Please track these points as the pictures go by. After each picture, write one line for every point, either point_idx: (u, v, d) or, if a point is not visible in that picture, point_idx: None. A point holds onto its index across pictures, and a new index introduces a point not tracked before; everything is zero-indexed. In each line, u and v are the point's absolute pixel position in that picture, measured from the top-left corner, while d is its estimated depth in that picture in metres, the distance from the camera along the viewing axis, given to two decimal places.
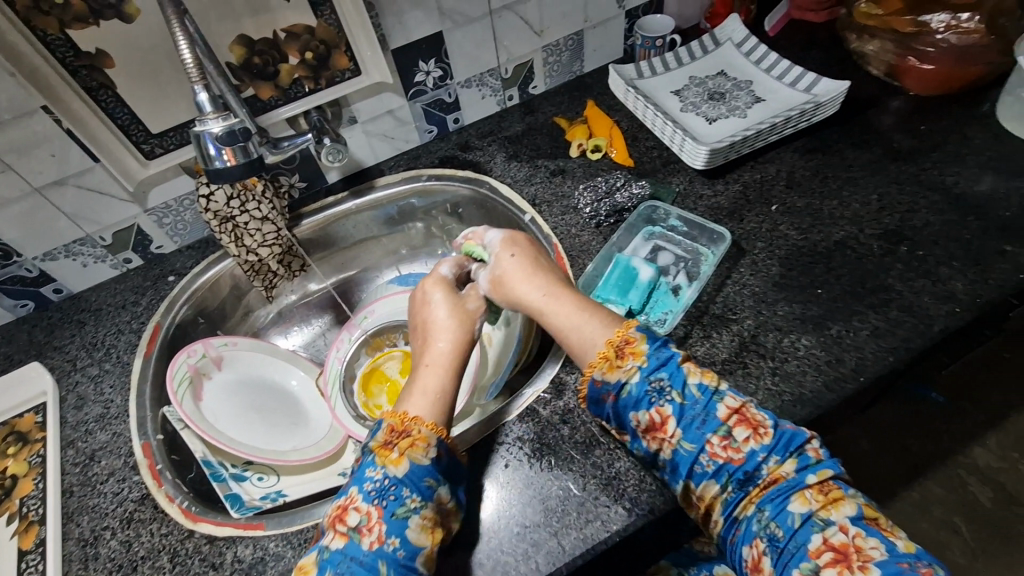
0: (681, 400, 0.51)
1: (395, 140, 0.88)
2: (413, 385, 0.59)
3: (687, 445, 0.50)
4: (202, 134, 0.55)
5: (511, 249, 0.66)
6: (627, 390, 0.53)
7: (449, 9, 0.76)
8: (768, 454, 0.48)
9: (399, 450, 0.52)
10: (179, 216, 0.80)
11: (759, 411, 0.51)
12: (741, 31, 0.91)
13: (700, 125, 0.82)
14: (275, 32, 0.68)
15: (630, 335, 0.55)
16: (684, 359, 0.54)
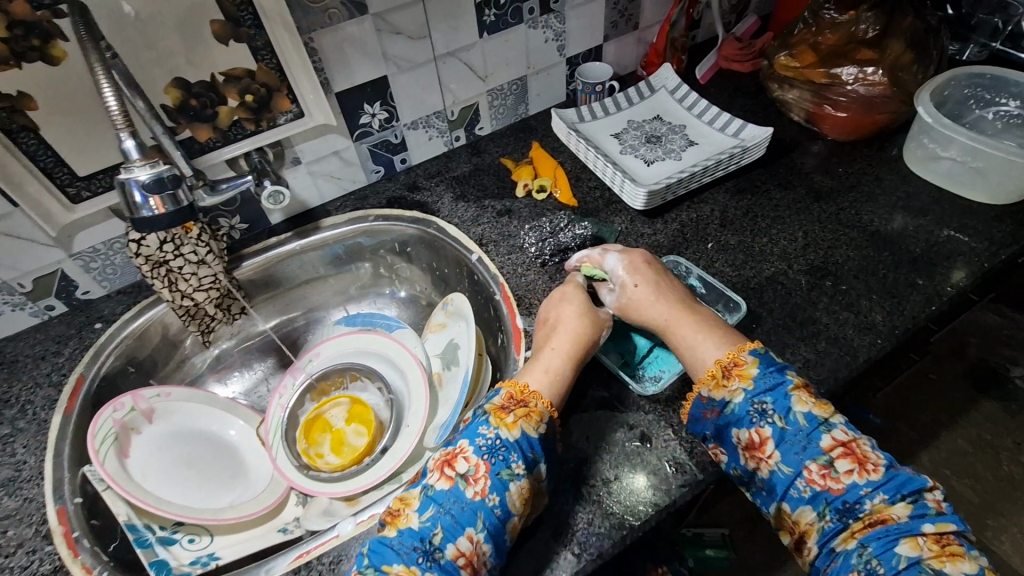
0: (783, 425, 0.53)
1: (341, 181, 0.88)
2: (537, 361, 0.62)
3: (785, 468, 0.52)
4: (128, 181, 0.52)
5: (635, 273, 0.67)
6: (731, 409, 0.56)
7: (392, 55, 0.78)
8: (875, 490, 0.49)
9: (514, 415, 0.56)
10: (108, 260, 0.76)
11: (872, 449, 0.52)
12: (674, 79, 0.97)
13: (639, 167, 0.86)
14: (213, 75, 0.68)
15: (739, 357, 0.57)
16: (795, 387, 0.55)
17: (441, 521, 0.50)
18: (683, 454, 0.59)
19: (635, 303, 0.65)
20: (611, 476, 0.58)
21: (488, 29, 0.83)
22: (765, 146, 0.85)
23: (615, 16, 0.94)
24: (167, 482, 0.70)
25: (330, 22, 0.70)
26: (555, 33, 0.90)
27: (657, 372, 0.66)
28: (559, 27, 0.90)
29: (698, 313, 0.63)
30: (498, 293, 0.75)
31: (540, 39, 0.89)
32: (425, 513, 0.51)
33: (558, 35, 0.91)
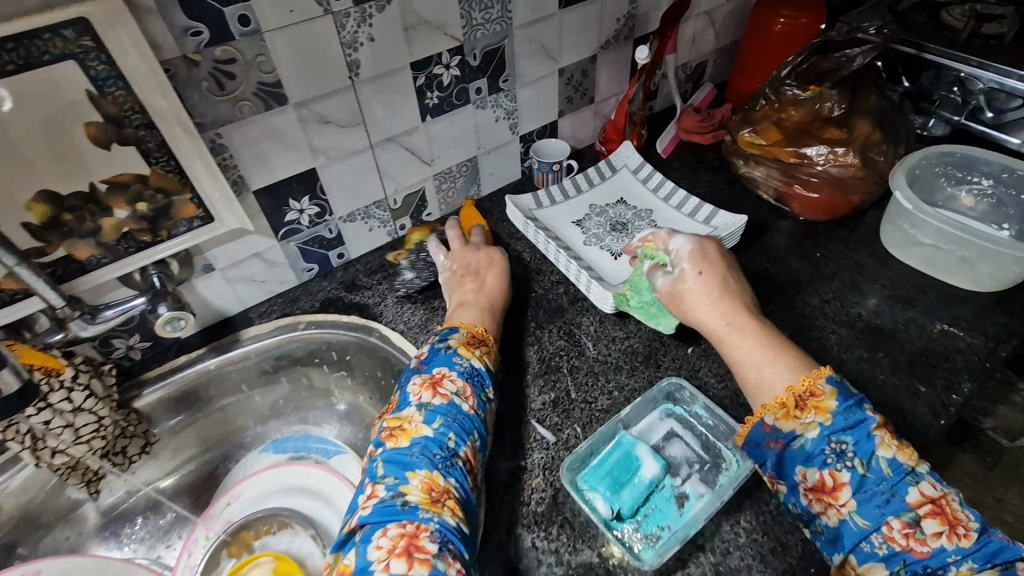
0: (864, 471, 0.47)
1: (266, 284, 0.76)
2: (467, 302, 0.68)
3: (860, 521, 0.46)
4: None
5: (699, 266, 0.61)
6: (802, 446, 0.50)
7: (321, 146, 0.68)
8: (962, 558, 0.43)
9: (480, 350, 0.62)
10: None
11: (962, 508, 0.45)
12: (636, 158, 0.91)
13: (605, 260, 0.79)
14: (94, 183, 0.56)
15: (818, 387, 0.50)
16: (878, 427, 0.49)
17: (452, 429, 0.52)
18: None
19: (693, 300, 0.60)
20: None
21: (431, 112, 0.75)
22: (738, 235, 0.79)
23: (569, 92, 0.88)
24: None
25: (242, 115, 0.60)
26: (506, 111, 0.83)
27: (655, 529, 0.53)
28: (510, 105, 0.82)
29: (764, 325, 0.57)
30: None
31: (490, 119, 0.82)
32: (434, 424, 0.52)
33: (509, 113, 0.83)
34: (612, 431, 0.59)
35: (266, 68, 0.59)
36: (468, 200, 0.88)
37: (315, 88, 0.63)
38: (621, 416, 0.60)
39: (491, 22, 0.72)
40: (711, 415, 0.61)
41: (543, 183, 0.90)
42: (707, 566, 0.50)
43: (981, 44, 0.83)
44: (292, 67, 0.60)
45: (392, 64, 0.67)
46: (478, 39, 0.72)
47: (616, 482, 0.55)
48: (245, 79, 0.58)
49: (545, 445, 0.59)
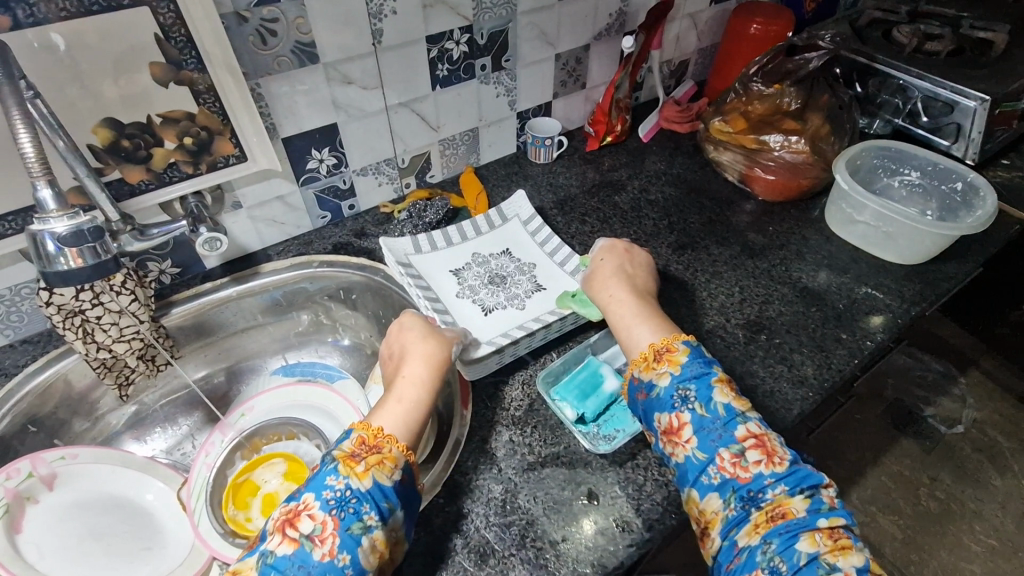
0: (703, 412, 0.55)
1: (285, 225, 0.85)
2: (392, 390, 0.58)
3: (699, 454, 0.54)
4: (42, 233, 0.53)
5: (605, 256, 0.72)
6: (657, 392, 0.58)
7: (343, 103, 0.77)
8: (777, 482, 0.51)
9: (366, 463, 0.51)
10: (12, 307, 0.69)
11: (780, 445, 0.54)
12: (527, 209, 0.91)
13: (474, 314, 0.79)
14: (151, 116, 0.65)
15: (672, 344, 0.60)
16: (718, 379, 0.58)
17: None
18: (631, 511, 0.57)
19: (597, 278, 0.70)
20: (559, 538, 0.55)
21: (441, 82, 0.85)
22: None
23: (563, 76, 0.98)
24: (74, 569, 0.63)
25: (279, 69, 0.69)
26: (507, 89, 0.93)
27: (613, 431, 0.64)
28: (510, 83, 0.93)
29: (645, 302, 0.66)
30: None
31: (492, 94, 0.92)
32: None
33: (509, 91, 0.93)
34: (581, 356, 0.70)
35: (303, 29, 0.68)
36: (468, 167, 0.98)
37: (342, 50, 0.72)
38: (590, 343, 0.71)
39: (498, 6, 0.82)
40: None
41: (536, 158, 1.01)
42: (654, 460, 0.61)
43: (922, 58, 0.96)
44: (324, 29, 0.69)
45: (410, 36, 0.77)
46: (486, 20, 0.82)
47: (582, 393, 0.65)
48: (285, 37, 0.67)
49: (525, 365, 0.70)
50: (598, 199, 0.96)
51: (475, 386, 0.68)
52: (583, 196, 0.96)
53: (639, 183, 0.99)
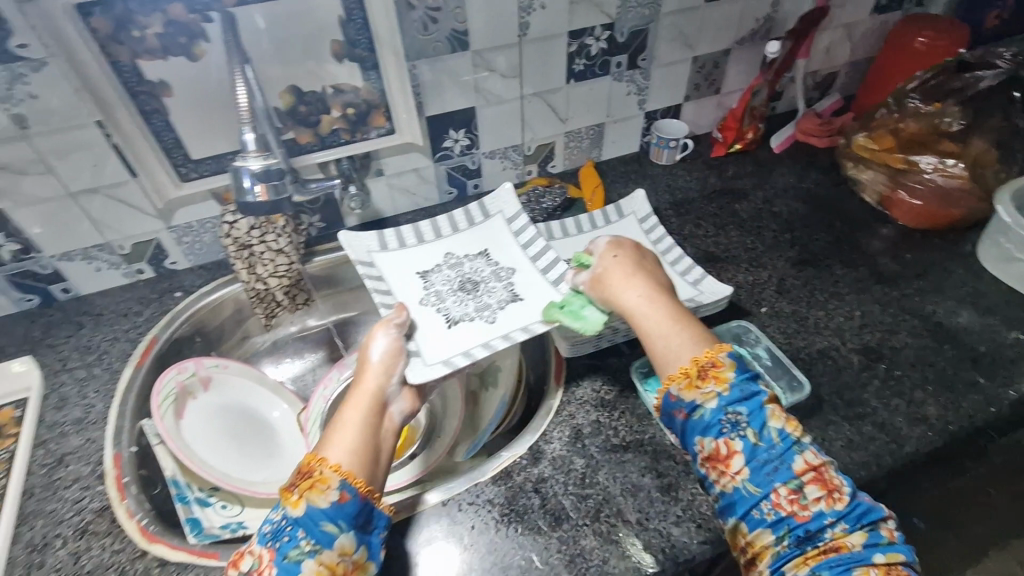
0: (756, 440, 0.49)
1: (416, 196, 0.93)
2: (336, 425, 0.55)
3: (752, 488, 0.48)
4: (241, 168, 0.64)
5: (614, 252, 0.65)
6: (700, 414, 0.51)
7: (484, 88, 0.84)
8: (838, 521, 0.46)
9: (299, 491, 0.49)
10: (198, 237, 0.83)
11: (838, 475, 0.49)
12: (512, 204, 0.83)
13: (437, 325, 0.71)
14: (325, 87, 0.74)
15: (719, 359, 0.53)
16: (768, 400, 0.52)
17: None
18: (710, 510, 0.57)
19: (608, 279, 0.63)
20: (634, 519, 0.57)
21: (576, 76, 0.89)
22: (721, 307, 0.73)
23: (697, 79, 0.99)
24: (217, 454, 0.71)
25: (435, 53, 0.77)
26: (639, 87, 0.96)
27: None
28: (643, 81, 0.95)
29: (673, 304, 0.60)
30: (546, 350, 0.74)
31: (623, 92, 0.95)
32: None
33: (640, 89, 0.96)
34: None
35: (461, 19, 0.75)
36: (589, 161, 1.01)
37: (492, 39, 0.79)
38: None
39: (641, 7, 0.85)
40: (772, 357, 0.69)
41: (658, 158, 1.03)
42: None
43: None
44: (480, 19, 0.76)
45: (555, 29, 0.82)
46: (628, 19, 0.86)
47: None
48: (444, 24, 0.74)
49: (620, 353, 0.72)
50: (717, 205, 0.94)
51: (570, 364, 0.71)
52: (701, 200, 0.95)
53: (763, 194, 0.96)
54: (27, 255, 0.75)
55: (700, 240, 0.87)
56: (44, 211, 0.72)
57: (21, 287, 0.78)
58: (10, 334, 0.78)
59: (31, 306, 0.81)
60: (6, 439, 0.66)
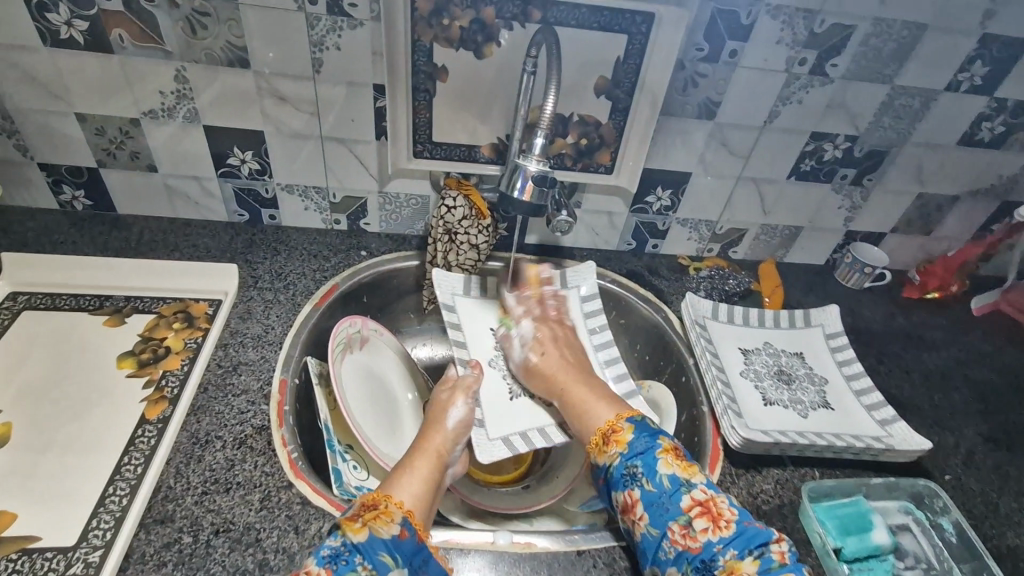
0: (650, 487, 0.54)
1: (598, 237, 0.93)
2: (405, 471, 0.57)
3: (653, 530, 0.52)
4: (520, 167, 0.64)
5: (538, 350, 0.75)
6: (610, 473, 0.58)
7: (708, 160, 0.84)
8: (726, 548, 0.49)
9: (364, 520, 0.49)
10: (399, 209, 0.88)
11: (727, 506, 0.52)
12: (710, 313, 0.82)
13: (497, 387, 0.77)
14: (572, 114, 0.77)
15: (619, 425, 0.60)
16: (664, 450, 0.56)
17: None
18: None
19: (539, 371, 0.73)
20: None
21: (798, 174, 0.87)
22: (910, 458, 0.68)
23: (913, 215, 0.95)
24: (364, 411, 0.73)
25: (682, 114, 0.78)
26: (852, 204, 0.92)
27: None
28: (859, 201, 0.92)
29: (599, 384, 0.70)
30: (708, 435, 0.69)
31: (835, 204, 0.92)
32: None
33: (853, 207, 0.93)
34: (852, 490, 0.64)
35: (720, 91, 0.76)
36: (771, 259, 0.99)
37: (739, 117, 0.79)
38: (867, 483, 0.64)
39: (892, 130, 0.83)
40: (959, 535, 0.62)
41: (844, 278, 0.98)
42: None
43: None
44: (736, 96, 0.77)
45: (799, 126, 0.81)
46: (874, 137, 0.83)
47: (844, 527, 0.60)
48: (703, 90, 0.76)
49: (782, 465, 0.66)
50: (903, 347, 0.88)
51: (729, 458, 0.67)
52: (886, 337, 0.89)
53: (956, 353, 0.89)
54: (260, 177, 0.82)
55: (881, 377, 0.81)
56: (294, 144, 0.79)
57: (240, 202, 0.85)
58: (217, 238, 0.85)
59: (240, 220, 0.88)
60: (196, 330, 0.70)
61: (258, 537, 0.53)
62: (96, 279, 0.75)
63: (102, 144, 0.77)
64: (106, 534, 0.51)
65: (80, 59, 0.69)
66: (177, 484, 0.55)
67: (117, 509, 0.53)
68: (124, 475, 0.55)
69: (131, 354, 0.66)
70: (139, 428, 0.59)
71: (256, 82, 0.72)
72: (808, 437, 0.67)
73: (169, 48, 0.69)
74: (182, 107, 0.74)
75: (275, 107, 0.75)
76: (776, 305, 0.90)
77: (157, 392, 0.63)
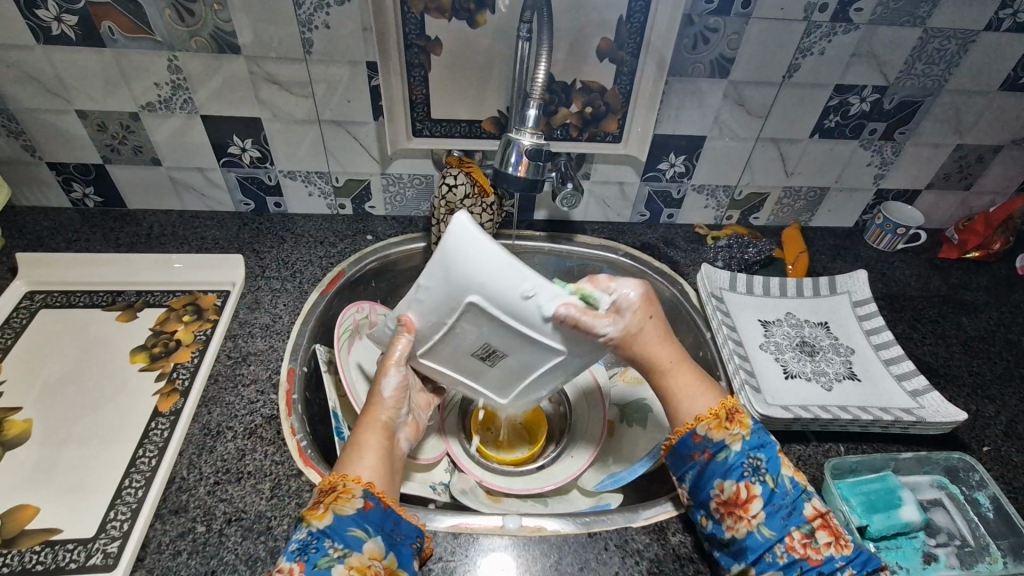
0: (773, 486, 0.51)
1: (610, 209, 0.90)
2: (355, 450, 0.54)
3: (766, 532, 0.50)
4: (512, 142, 0.61)
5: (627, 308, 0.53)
6: (723, 455, 0.53)
7: (723, 121, 0.79)
8: (847, 565, 0.48)
9: (325, 504, 0.48)
10: (403, 190, 0.86)
11: (839, 525, 0.51)
12: (727, 280, 0.78)
13: None
14: (575, 81, 0.74)
15: (742, 408, 0.55)
16: (785, 451, 0.54)
17: None
18: None
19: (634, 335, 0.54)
20: None
21: (822, 131, 0.81)
22: (944, 430, 0.64)
23: (951, 169, 0.88)
24: None
25: (691, 73, 0.73)
26: (883, 161, 0.86)
27: (895, 564, 0.55)
28: (890, 156, 0.86)
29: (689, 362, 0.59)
30: None
31: (864, 161, 0.86)
32: None
33: (883, 164, 0.87)
34: (879, 465, 0.61)
35: (733, 45, 0.71)
36: (795, 223, 0.94)
37: (755, 73, 0.74)
38: (897, 458, 0.61)
39: (926, 77, 0.76)
40: (997, 509, 0.58)
41: (875, 241, 0.93)
42: None
43: None
44: (750, 50, 0.72)
45: (822, 79, 0.75)
46: (906, 86, 0.77)
47: (869, 504, 0.57)
48: (714, 47, 0.71)
49: (805, 441, 0.64)
50: (939, 311, 0.83)
51: None
52: (919, 300, 0.84)
53: (998, 316, 0.83)
54: (262, 165, 0.81)
55: (913, 344, 0.77)
56: (292, 128, 0.77)
57: (245, 191, 0.85)
58: (224, 229, 0.85)
59: (246, 210, 0.88)
60: (204, 322, 0.71)
61: (269, 525, 0.54)
62: (110, 276, 0.76)
63: (105, 140, 0.77)
64: (123, 525, 0.53)
65: (73, 55, 0.68)
66: (190, 475, 0.57)
67: (133, 500, 0.54)
68: (139, 467, 0.57)
69: (143, 348, 0.68)
70: (153, 421, 0.61)
71: (249, 68, 0.70)
72: (831, 412, 0.64)
73: (159, 38, 0.67)
74: (178, 98, 0.73)
75: (268, 91, 0.73)
76: (800, 273, 0.86)
77: (169, 385, 0.64)
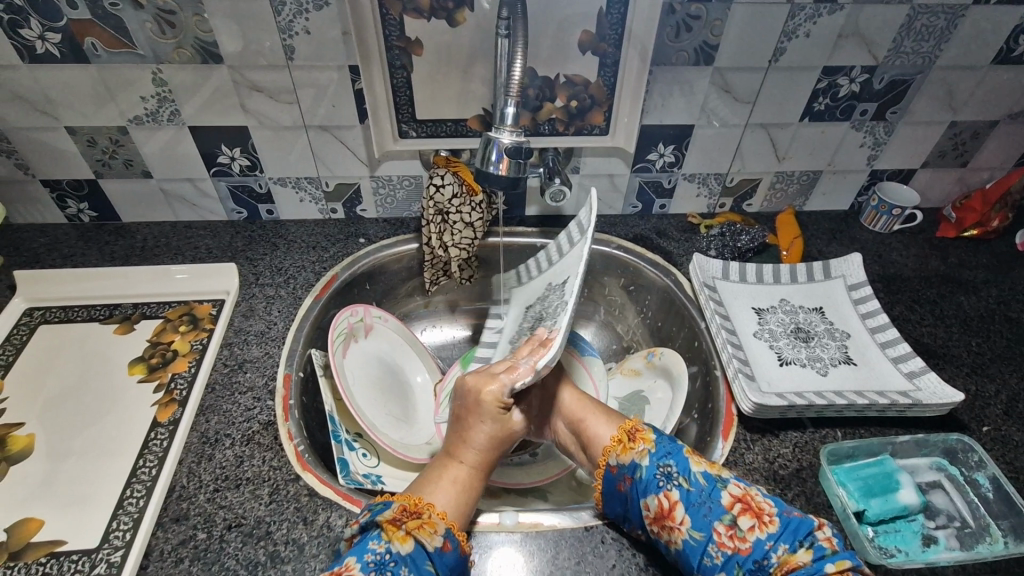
0: (688, 486, 0.52)
1: (601, 202, 0.90)
2: (435, 483, 0.55)
3: (696, 534, 0.50)
4: (494, 140, 0.61)
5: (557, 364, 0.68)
6: (639, 475, 0.54)
7: (710, 108, 0.79)
8: (777, 543, 0.47)
9: (408, 528, 0.49)
10: (393, 191, 0.86)
11: (765, 498, 0.50)
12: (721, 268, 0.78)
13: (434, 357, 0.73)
14: (558, 75, 0.73)
15: (641, 427, 0.57)
16: (690, 449, 0.55)
17: None
18: None
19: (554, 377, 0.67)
20: None
21: (812, 115, 0.81)
22: (942, 411, 0.64)
23: (946, 147, 0.87)
24: (372, 404, 0.73)
25: (675, 62, 0.73)
26: (875, 142, 0.85)
27: (894, 547, 0.54)
28: (882, 137, 0.85)
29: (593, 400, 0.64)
30: (720, 402, 0.66)
31: (856, 143, 0.85)
32: None
33: (876, 144, 0.86)
34: (876, 449, 0.61)
35: (716, 32, 0.70)
36: (789, 208, 0.93)
37: (740, 59, 0.73)
38: (893, 441, 0.61)
39: (914, 55, 0.75)
40: (996, 489, 0.58)
41: (871, 223, 0.92)
42: None
43: None
44: (733, 37, 0.71)
45: (809, 62, 0.74)
46: (894, 66, 0.76)
47: (866, 489, 0.57)
48: (697, 35, 0.70)
49: (801, 428, 0.64)
50: (937, 291, 0.82)
51: (742, 424, 0.64)
52: (917, 282, 0.83)
53: (998, 293, 0.82)
54: (252, 173, 0.82)
55: (910, 326, 0.76)
56: (280, 136, 0.77)
57: (237, 200, 0.86)
58: (218, 238, 0.86)
59: (239, 218, 0.89)
60: (200, 332, 0.72)
61: (268, 530, 0.54)
62: (107, 289, 0.77)
63: (96, 155, 0.78)
64: (125, 535, 0.53)
65: (58, 72, 0.68)
66: (190, 484, 0.57)
67: (135, 510, 0.55)
68: (140, 478, 0.58)
69: (141, 360, 0.69)
70: (152, 432, 0.62)
71: (232, 77, 0.71)
72: (827, 397, 0.64)
73: (142, 51, 0.68)
74: (165, 111, 0.74)
75: (254, 99, 0.73)
76: (795, 258, 0.85)
77: (166, 395, 0.65)
